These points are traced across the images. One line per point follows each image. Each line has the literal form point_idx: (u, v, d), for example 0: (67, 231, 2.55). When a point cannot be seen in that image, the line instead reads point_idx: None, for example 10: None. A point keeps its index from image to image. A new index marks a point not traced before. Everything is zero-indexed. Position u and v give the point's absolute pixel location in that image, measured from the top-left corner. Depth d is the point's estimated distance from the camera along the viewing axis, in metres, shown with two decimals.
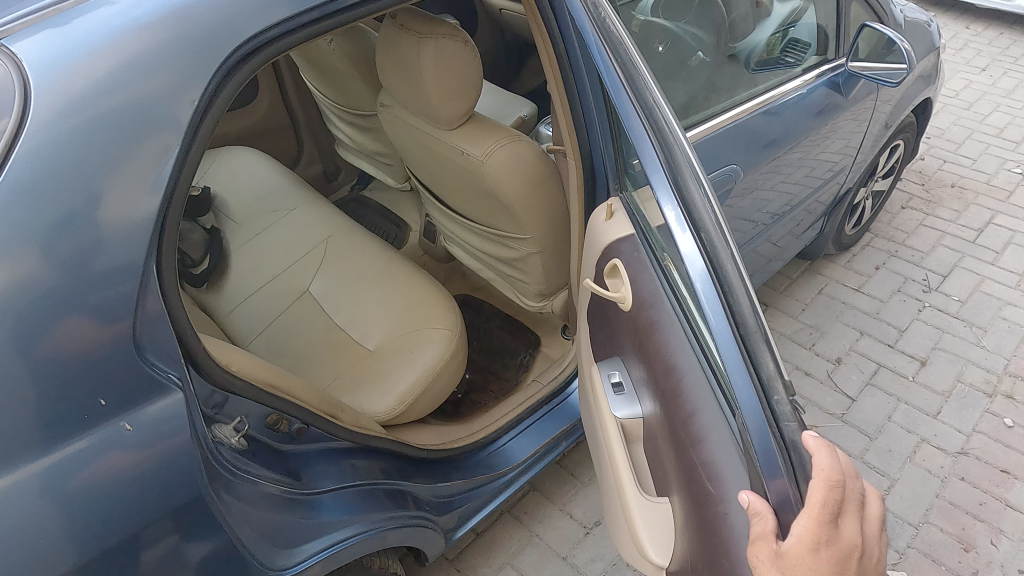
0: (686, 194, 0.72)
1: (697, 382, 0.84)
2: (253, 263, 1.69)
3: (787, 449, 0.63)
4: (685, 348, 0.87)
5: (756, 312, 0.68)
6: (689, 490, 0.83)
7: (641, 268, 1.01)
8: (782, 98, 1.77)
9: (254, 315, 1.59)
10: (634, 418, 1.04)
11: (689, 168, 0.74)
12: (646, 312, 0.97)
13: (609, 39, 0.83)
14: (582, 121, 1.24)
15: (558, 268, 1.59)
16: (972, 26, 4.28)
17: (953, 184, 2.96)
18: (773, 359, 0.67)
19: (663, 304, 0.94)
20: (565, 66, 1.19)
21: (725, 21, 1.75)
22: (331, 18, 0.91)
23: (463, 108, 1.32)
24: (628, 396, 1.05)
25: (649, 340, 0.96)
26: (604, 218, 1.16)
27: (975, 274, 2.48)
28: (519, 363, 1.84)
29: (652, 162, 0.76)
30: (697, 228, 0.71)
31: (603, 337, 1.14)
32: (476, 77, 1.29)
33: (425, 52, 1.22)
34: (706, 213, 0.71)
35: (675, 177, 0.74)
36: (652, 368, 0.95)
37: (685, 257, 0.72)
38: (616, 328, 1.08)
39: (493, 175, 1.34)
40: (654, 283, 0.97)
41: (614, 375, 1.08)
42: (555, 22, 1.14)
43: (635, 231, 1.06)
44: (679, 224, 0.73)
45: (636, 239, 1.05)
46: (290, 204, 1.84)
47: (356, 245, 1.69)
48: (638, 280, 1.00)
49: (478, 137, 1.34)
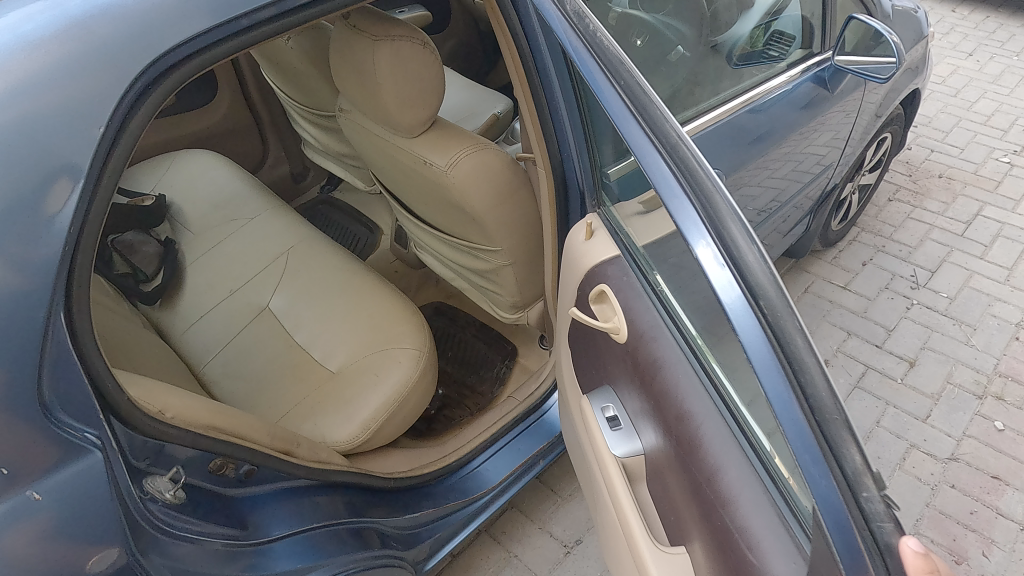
0: (726, 235, 0.63)
1: (721, 434, 0.76)
2: (211, 277, 1.60)
3: (880, 552, 0.53)
4: (703, 395, 0.80)
5: (834, 390, 0.57)
6: (719, 556, 0.74)
7: (633, 297, 0.93)
8: (766, 95, 1.68)
9: (209, 335, 1.50)
10: (634, 456, 0.95)
11: (729, 212, 0.64)
12: (645, 347, 0.89)
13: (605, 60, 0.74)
14: (555, 132, 1.15)
15: (533, 279, 1.51)
16: (958, 10, 4.20)
17: (940, 175, 2.90)
18: (858, 451, 0.56)
19: (668, 338, 0.87)
20: (532, 72, 1.09)
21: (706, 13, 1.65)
22: (257, 28, 0.81)
23: (424, 114, 1.23)
24: (626, 432, 0.97)
25: (651, 378, 0.88)
26: (584, 237, 1.07)
27: (963, 269, 2.43)
28: (496, 375, 1.77)
29: (681, 199, 0.66)
30: (747, 283, 0.61)
31: (590, 365, 1.06)
32: (437, 81, 1.20)
33: (381, 55, 1.13)
34: (757, 265, 0.61)
35: (710, 215, 0.64)
36: (656, 410, 0.87)
37: (733, 316, 0.62)
38: (606, 357, 1.00)
39: (459, 186, 1.25)
40: (652, 315, 0.89)
41: (608, 408, 1.00)
42: (520, 26, 1.04)
43: (622, 253, 0.98)
44: (721, 273, 0.62)
45: (625, 262, 0.97)
46: (250, 212, 1.73)
47: (319, 256, 1.60)
48: (631, 310, 0.92)
49: (442, 145, 1.24)
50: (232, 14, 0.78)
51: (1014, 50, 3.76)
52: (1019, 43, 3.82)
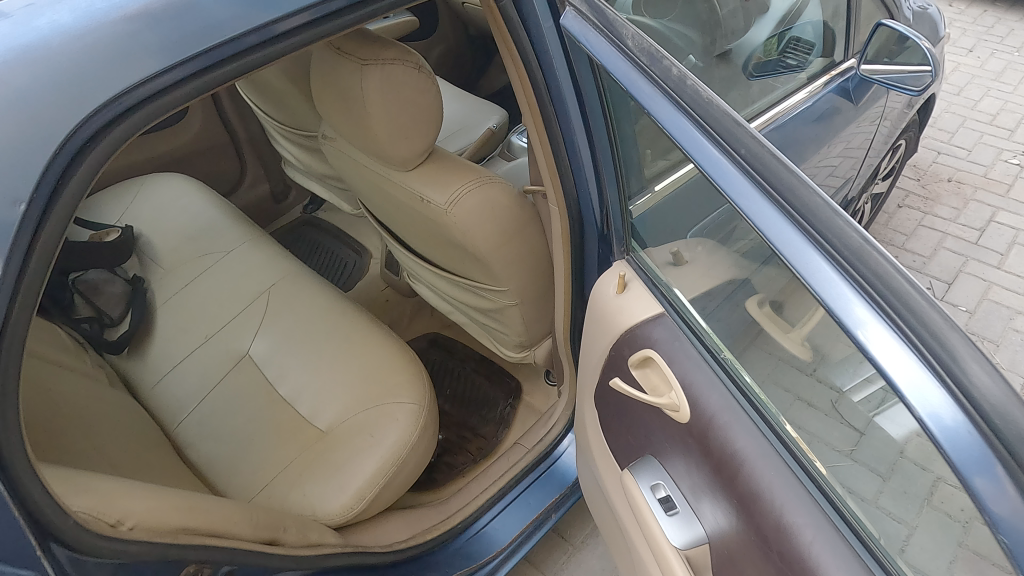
0: (922, 326, 0.47)
1: (841, 556, 0.64)
2: (185, 320, 1.45)
3: None
4: (808, 504, 0.68)
5: None
6: None
7: (692, 366, 0.81)
8: (788, 113, 1.53)
9: (184, 387, 1.35)
10: (698, 547, 0.81)
11: (935, 309, 0.48)
12: (716, 434, 0.76)
13: (708, 124, 0.63)
14: (570, 167, 1.03)
15: (542, 318, 1.37)
16: (955, 5, 4.10)
17: (949, 179, 2.79)
18: None
19: (748, 422, 0.75)
20: (544, 99, 0.95)
21: (715, 19, 1.50)
22: (219, 66, 0.66)
23: (420, 145, 1.08)
24: (685, 518, 0.83)
25: (725, 468, 0.75)
26: (615, 291, 0.94)
27: (981, 280, 2.33)
28: (499, 416, 1.63)
29: (843, 286, 0.51)
30: (983, 413, 0.45)
31: (627, 434, 0.93)
32: (435, 109, 1.05)
33: (369, 82, 0.98)
34: (992, 382, 0.45)
35: (890, 303, 0.49)
36: (735, 510, 0.74)
37: (961, 458, 0.46)
38: (654, 430, 0.88)
39: (462, 227, 1.11)
40: (722, 391, 0.77)
41: (660, 489, 0.86)
42: (532, 51, 0.91)
43: (666, 310, 0.87)
44: (941, 399, 0.46)
45: (675, 323, 0.85)
46: (225, 245, 1.58)
47: (304, 293, 1.45)
48: (694, 386, 0.79)
49: (441, 180, 1.10)
50: (186, 55, 0.64)
51: (1015, 46, 3.67)
52: (1019, 38, 3.73)
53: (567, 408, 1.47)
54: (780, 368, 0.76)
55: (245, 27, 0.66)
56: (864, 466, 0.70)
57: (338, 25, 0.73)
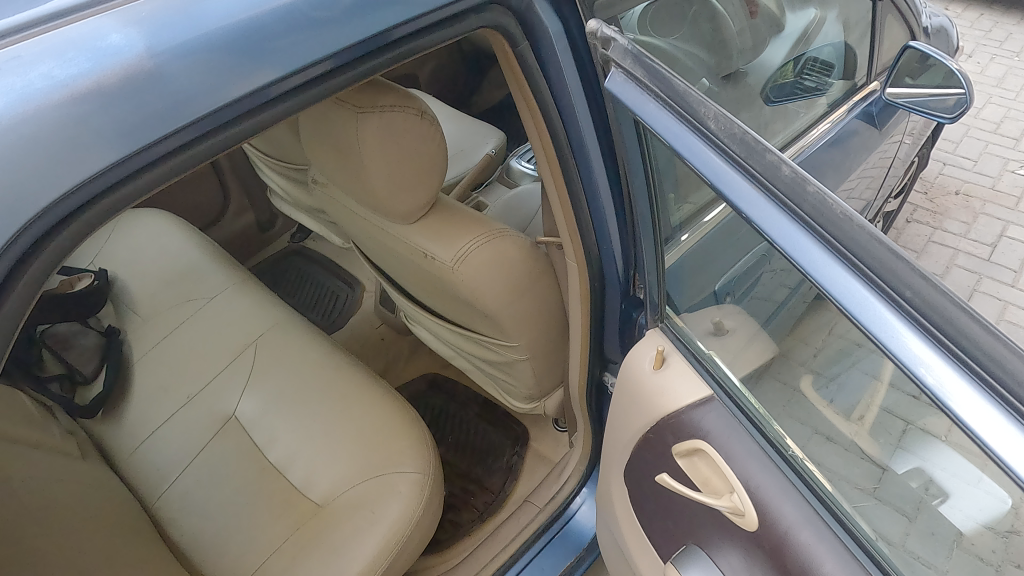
0: None
1: None
2: (165, 377, 1.33)
3: None
4: None
5: None
6: None
7: (755, 464, 0.72)
8: (811, 146, 1.43)
9: (165, 454, 1.24)
10: None
11: None
12: (795, 548, 0.67)
13: (829, 233, 0.50)
14: (591, 222, 0.94)
15: (555, 370, 1.27)
16: (950, 7, 4.02)
17: (957, 191, 2.72)
18: None
19: (836, 544, 0.65)
20: (565, 153, 0.86)
21: (723, 37, 1.32)
22: (193, 145, 0.55)
23: (422, 197, 0.98)
24: None
25: None
26: (651, 366, 0.84)
27: (996, 300, 2.26)
28: (507, 467, 1.52)
29: (924, 347, 0.44)
30: None
31: (665, 524, 0.84)
32: (439, 157, 0.95)
33: (367, 134, 0.88)
34: None
35: (1012, 390, 0.41)
36: None
37: None
38: (703, 528, 0.78)
39: (470, 285, 1.01)
40: (797, 497, 0.69)
41: None
42: (552, 102, 0.81)
43: (717, 392, 0.77)
44: None
45: (727, 409, 0.76)
46: (207, 291, 1.47)
47: (294, 345, 1.34)
48: (770, 495, 0.70)
49: (446, 235, 1.00)
50: (151, 137, 0.52)
51: (1013, 50, 3.61)
52: (1017, 42, 3.67)
53: (580, 462, 1.36)
54: (795, 400, 0.77)
55: (223, 101, 0.55)
56: (889, 505, 0.67)
57: (337, 85, 0.62)
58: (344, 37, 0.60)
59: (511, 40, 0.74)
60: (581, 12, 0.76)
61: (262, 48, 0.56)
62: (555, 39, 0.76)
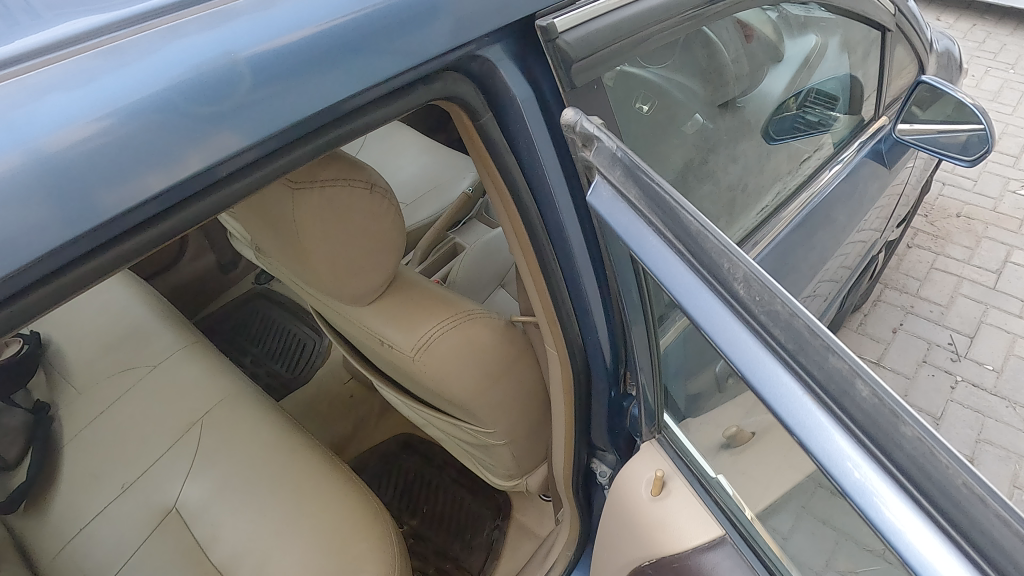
0: None
1: None
2: (100, 462, 1.18)
3: None
4: None
5: None
6: None
7: None
8: (817, 198, 1.35)
9: (94, 556, 1.08)
10: None
11: None
12: None
13: (872, 437, 0.37)
14: (573, 312, 0.78)
15: (538, 450, 1.12)
16: (944, 17, 3.92)
17: (958, 213, 2.62)
18: None
19: None
20: (541, 237, 0.71)
21: (721, 66, 1.13)
22: (28, 292, 0.42)
23: (377, 276, 0.83)
24: None
25: None
26: (648, 493, 0.71)
27: (1004, 332, 2.15)
28: (487, 542, 1.38)
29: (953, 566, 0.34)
30: None
31: None
32: (394, 233, 0.81)
33: (305, 212, 0.74)
34: None
35: None
36: None
37: None
38: None
39: (435, 375, 0.87)
40: None
41: None
42: (523, 181, 0.67)
43: (729, 533, 0.64)
44: None
45: (740, 554, 0.63)
46: (150, 359, 1.32)
47: (244, 423, 1.19)
48: None
49: (405, 319, 0.85)
50: None
51: (1009, 62, 3.51)
52: (1011, 54, 3.57)
53: (568, 544, 1.18)
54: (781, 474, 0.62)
55: (60, 241, 0.40)
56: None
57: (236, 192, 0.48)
58: (241, 139, 0.45)
59: (469, 111, 0.61)
60: (557, 78, 0.62)
61: (130, 160, 0.41)
62: (526, 111, 0.62)
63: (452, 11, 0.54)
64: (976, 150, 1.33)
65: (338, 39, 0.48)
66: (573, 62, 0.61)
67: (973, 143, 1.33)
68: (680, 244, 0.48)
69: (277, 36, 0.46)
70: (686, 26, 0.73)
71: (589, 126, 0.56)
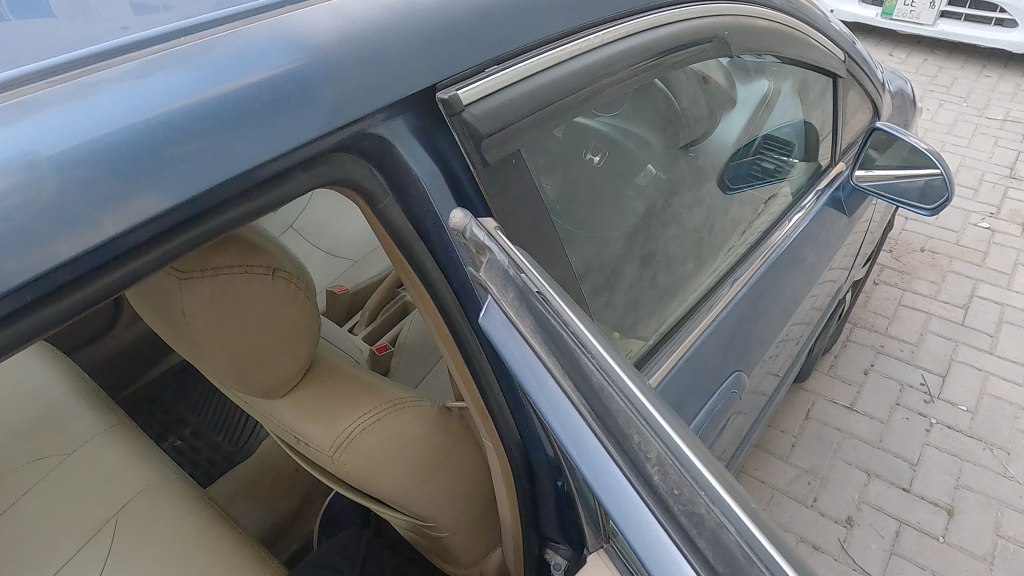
0: None
1: None
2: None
3: None
4: None
5: None
6: None
7: None
8: (780, 247, 1.29)
9: None
10: None
11: None
12: None
13: None
14: (506, 404, 0.69)
15: (489, 539, 1.00)
16: (895, 53, 3.99)
17: (922, 248, 2.61)
18: None
19: None
20: (459, 327, 0.63)
21: (673, 114, 1.06)
22: None
23: (292, 367, 0.74)
24: None
25: None
26: None
27: (976, 370, 2.11)
28: None
29: None
30: None
31: None
32: (311, 320, 0.72)
33: (195, 303, 0.65)
34: None
35: None
36: None
37: None
38: None
39: (361, 474, 0.77)
40: None
41: None
42: (436, 267, 0.59)
43: None
44: None
45: None
46: (66, 445, 1.20)
47: (168, 515, 1.08)
48: None
49: (325, 413, 0.76)
50: None
51: (961, 95, 3.58)
52: (962, 88, 3.64)
53: None
54: None
55: None
56: None
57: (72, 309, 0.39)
58: (116, 225, 0.39)
59: (365, 196, 0.53)
60: (467, 154, 0.56)
61: None
62: (434, 194, 0.55)
63: (330, 92, 0.47)
64: (936, 197, 1.29)
65: (197, 117, 0.42)
66: (483, 136, 0.55)
67: (934, 190, 1.29)
68: (589, 396, 0.45)
69: (135, 113, 0.40)
70: (617, 90, 0.67)
71: (478, 233, 0.54)
